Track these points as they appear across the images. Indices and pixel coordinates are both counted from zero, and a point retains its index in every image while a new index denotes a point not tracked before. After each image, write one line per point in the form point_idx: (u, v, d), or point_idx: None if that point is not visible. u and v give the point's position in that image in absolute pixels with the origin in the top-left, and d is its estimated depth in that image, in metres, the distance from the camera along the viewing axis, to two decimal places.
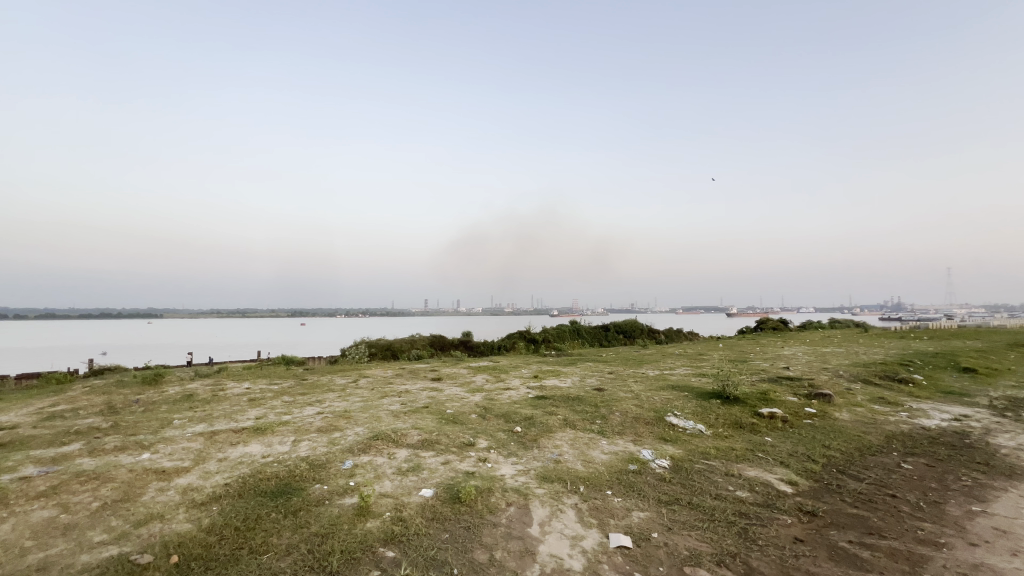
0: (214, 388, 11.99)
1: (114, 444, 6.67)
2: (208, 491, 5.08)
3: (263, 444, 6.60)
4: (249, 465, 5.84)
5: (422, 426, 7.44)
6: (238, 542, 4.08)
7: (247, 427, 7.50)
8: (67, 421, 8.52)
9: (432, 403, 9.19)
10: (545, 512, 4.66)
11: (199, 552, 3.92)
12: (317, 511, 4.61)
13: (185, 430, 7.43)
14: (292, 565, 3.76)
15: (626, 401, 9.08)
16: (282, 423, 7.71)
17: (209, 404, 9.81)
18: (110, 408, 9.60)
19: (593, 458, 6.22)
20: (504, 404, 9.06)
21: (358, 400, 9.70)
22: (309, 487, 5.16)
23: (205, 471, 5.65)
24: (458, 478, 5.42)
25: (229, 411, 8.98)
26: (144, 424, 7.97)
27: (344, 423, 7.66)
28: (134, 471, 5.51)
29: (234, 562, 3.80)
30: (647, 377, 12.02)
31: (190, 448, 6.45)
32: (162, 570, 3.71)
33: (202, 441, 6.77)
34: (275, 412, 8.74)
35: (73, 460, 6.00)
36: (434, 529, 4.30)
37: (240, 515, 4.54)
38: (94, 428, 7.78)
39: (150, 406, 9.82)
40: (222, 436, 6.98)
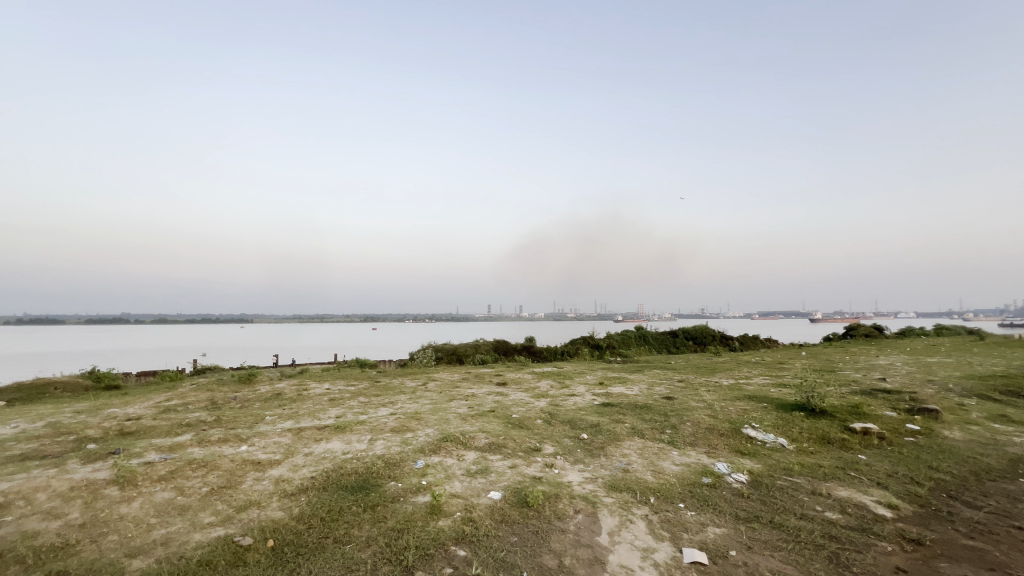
0: (298, 387, 12.99)
1: (218, 436, 7.45)
2: (297, 483, 5.53)
3: (343, 441, 7.07)
4: (331, 460, 6.28)
5: (489, 429, 7.60)
6: (324, 531, 4.40)
7: (329, 425, 8.05)
8: (180, 414, 9.65)
9: (498, 408, 9.34)
10: (614, 522, 4.58)
11: (291, 538, 4.28)
12: (393, 507, 4.86)
13: (276, 426, 8.13)
14: (372, 556, 4.00)
15: (698, 411, 8.71)
16: (359, 422, 8.19)
17: (294, 402, 10.65)
18: (213, 404, 10.74)
19: (664, 469, 6.02)
20: (570, 410, 9.01)
21: (428, 403, 10.09)
22: (385, 484, 5.45)
23: (294, 464, 6.16)
24: (526, 482, 5.48)
25: (312, 409, 9.70)
26: (242, 419, 8.82)
27: (415, 424, 8.00)
28: (235, 461, 6.12)
29: (321, 550, 4.11)
30: (720, 386, 11.42)
31: (281, 442, 7.05)
32: (261, 552, 4.09)
33: (290, 436, 7.38)
34: (352, 411, 9.31)
35: (186, 449, 6.78)
36: (503, 532, 4.38)
37: (325, 506, 4.90)
38: (201, 421, 8.75)
39: (246, 403, 10.85)
40: (308, 432, 7.55)
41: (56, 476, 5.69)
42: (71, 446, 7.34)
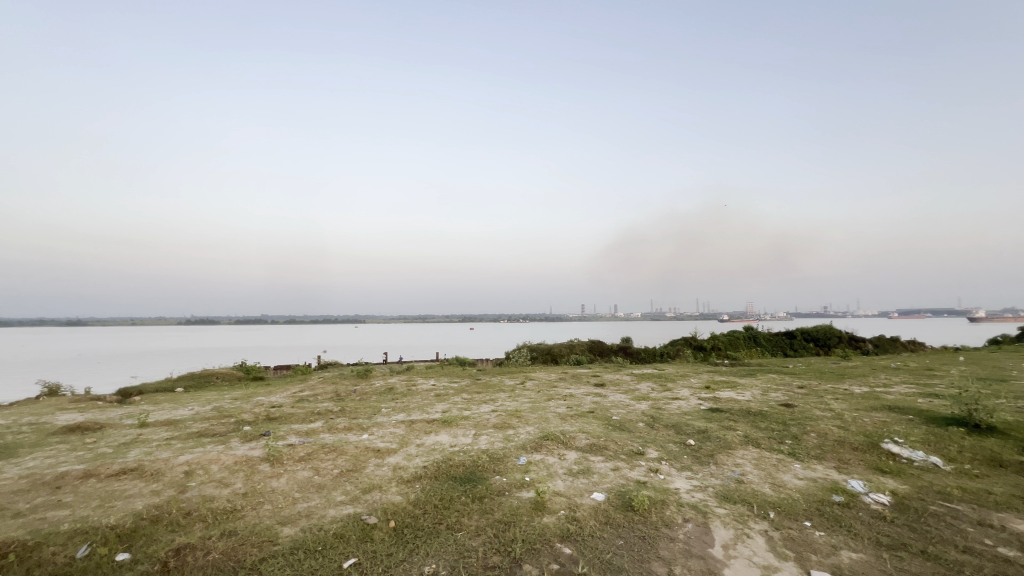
0: (407, 383, 14.05)
1: (344, 425, 8.34)
2: (412, 471, 6.00)
3: (450, 435, 7.50)
4: (440, 452, 6.71)
5: (589, 430, 7.57)
6: (437, 518, 4.73)
7: (437, 419, 8.59)
8: (312, 404, 10.97)
9: (597, 408, 9.24)
10: (729, 535, 4.31)
11: (410, 521, 4.66)
12: (499, 500, 5.07)
13: (391, 418, 8.88)
14: (482, 544, 4.22)
15: (825, 421, 7.81)
16: (464, 418, 8.63)
17: (405, 396, 11.52)
18: (337, 396, 12.03)
19: (784, 482, 5.52)
20: (673, 415, 8.62)
21: (527, 401, 10.30)
22: (491, 477, 5.70)
23: (408, 453, 6.68)
24: (629, 486, 5.36)
25: (421, 404, 10.43)
26: (362, 411, 9.77)
27: (516, 421, 8.23)
28: (359, 448, 6.81)
29: (436, 534, 4.43)
30: (851, 394, 10.13)
31: (396, 433, 7.69)
32: (384, 531, 4.52)
33: (404, 427, 8.02)
34: (457, 407, 9.84)
35: (319, 435, 7.69)
36: (608, 534, 4.34)
37: (437, 494, 5.25)
38: (329, 411, 9.87)
39: (363, 395, 11.99)
40: (419, 425, 8.14)
41: (224, 451, 6.81)
42: (232, 427, 8.72)
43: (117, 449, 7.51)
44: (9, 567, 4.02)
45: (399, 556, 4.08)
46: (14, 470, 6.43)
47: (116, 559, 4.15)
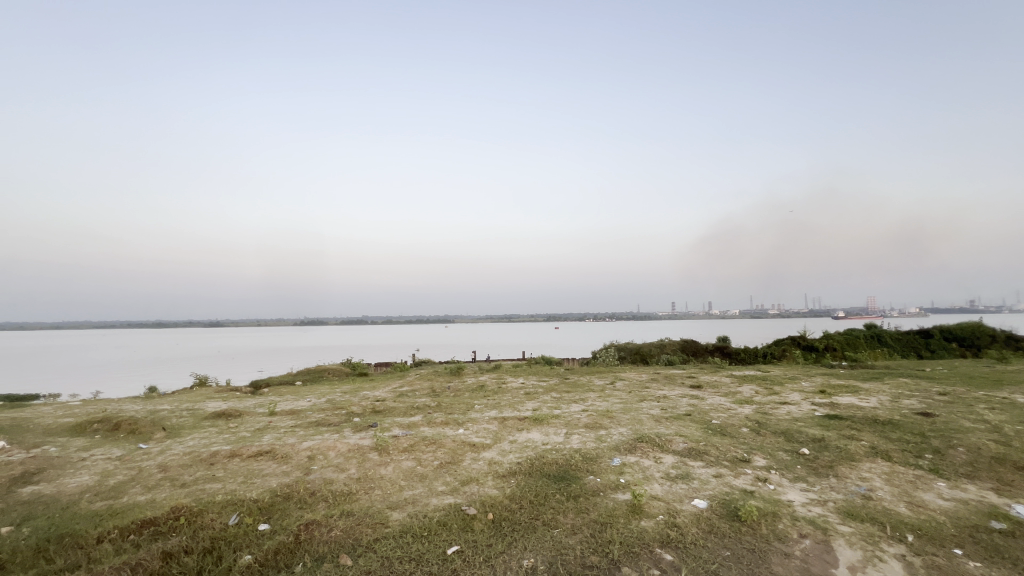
0: (497, 380, 14.45)
1: (441, 419, 8.80)
2: (507, 466, 6.17)
3: (542, 433, 7.59)
4: (533, 449, 6.82)
5: (686, 433, 7.22)
6: (533, 513, 4.83)
7: (528, 416, 8.73)
8: (411, 399, 11.73)
9: (695, 411, 8.78)
10: (856, 556, 3.87)
11: (507, 515, 4.80)
12: (594, 500, 5.04)
13: (484, 414, 9.20)
14: (579, 543, 4.22)
15: (977, 434, 6.68)
16: (554, 416, 8.68)
17: (496, 394, 11.86)
18: (433, 392, 12.72)
19: (925, 502, 4.82)
20: (783, 421, 7.91)
21: (618, 401, 10.09)
22: (585, 477, 5.67)
23: (502, 449, 6.88)
24: (735, 495, 5.03)
25: (512, 401, 10.66)
26: (457, 406, 10.24)
27: (608, 421, 8.10)
28: (456, 442, 7.14)
29: (532, 529, 4.51)
30: (1012, 403, 8.54)
31: (490, 429, 7.95)
32: (483, 522, 4.71)
33: (497, 424, 8.25)
34: (547, 405, 9.91)
35: (419, 428, 8.20)
36: (713, 543, 4.12)
37: (533, 491, 5.35)
38: (427, 406, 10.47)
39: (457, 392, 12.56)
40: (511, 422, 8.34)
41: (339, 439, 7.54)
42: (344, 417, 9.60)
43: (254, 433, 8.64)
44: (181, 528, 4.83)
45: (499, 547, 4.23)
46: (180, 448, 7.68)
47: (259, 529, 4.78)
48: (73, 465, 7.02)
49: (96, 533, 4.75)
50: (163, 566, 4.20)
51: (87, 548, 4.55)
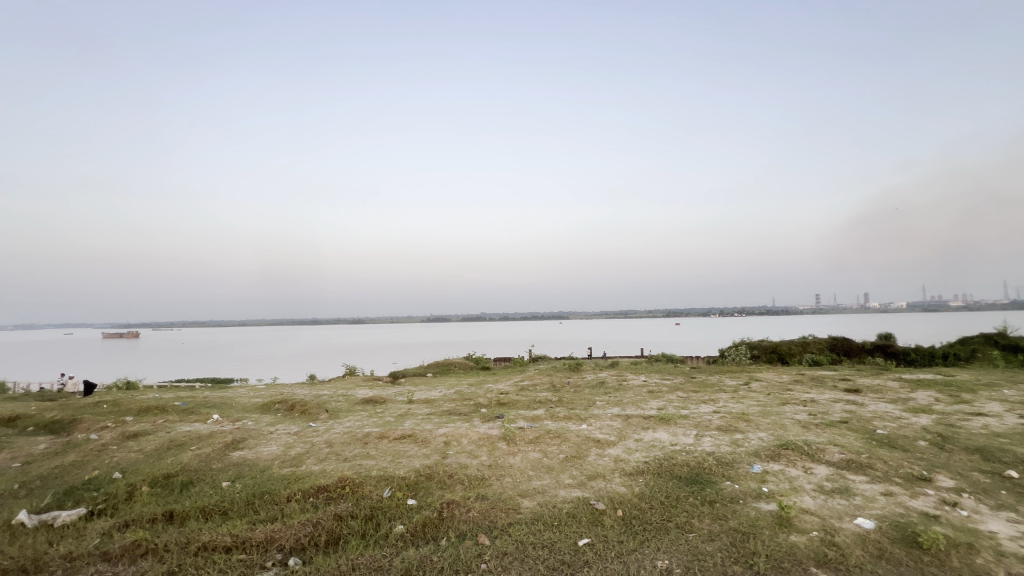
0: (617, 378, 14.22)
1: (564, 414, 8.93)
2: (634, 465, 6.05)
3: (669, 433, 7.29)
4: (661, 449, 6.58)
5: (843, 443, 6.36)
6: (665, 514, 4.67)
7: (653, 415, 8.44)
8: (533, 393, 12.10)
9: (853, 419, 7.68)
10: None
11: (637, 513, 4.73)
12: (732, 508, 4.71)
13: (606, 411, 9.11)
14: (718, 551, 4.00)
15: None
16: (682, 416, 8.26)
17: (617, 391, 11.67)
18: (552, 387, 12.98)
19: None
20: (977, 435, 6.54)
21: (755, 404, 9.24)
22: (721, 482, 5.32)
23: (628, 447, 6.76)
24: (912, 518, 4.30)
25: (635, 399, 10.39)
26: (578, 402, 10.30)
27: (744, 425, 7.48)
28: (580, 437, 7.19)
29: (665, 531, 4.39)
30: None
31: (613, 426, 7.86)
32: (613, 518, 4.70)
33: (620, 421, 8.13)
34: (673, 405, 9.46)
35: (543, 421, 8.42)
36: (885, 571, 3.60)
37: (663, 491, 5.19)
38: (548, 400, 10.71)
39: (577, 387, 12.63)
40: (635, 420, 8.14)
41: (470, 428, 8.08)
42: (473, 408, 10.27)
43: (397, 418, 9.67)
44: (347, 495, 5.63)
45: (631, 545, 4.19)
46: (340, 428, 8.93)
47: (408, 503, 5.37)
48: (264, 437, 8.58)
49: (286, 493, 5.77)
50: (336, 526, 4.95)
51: (280, 505, 5.55)
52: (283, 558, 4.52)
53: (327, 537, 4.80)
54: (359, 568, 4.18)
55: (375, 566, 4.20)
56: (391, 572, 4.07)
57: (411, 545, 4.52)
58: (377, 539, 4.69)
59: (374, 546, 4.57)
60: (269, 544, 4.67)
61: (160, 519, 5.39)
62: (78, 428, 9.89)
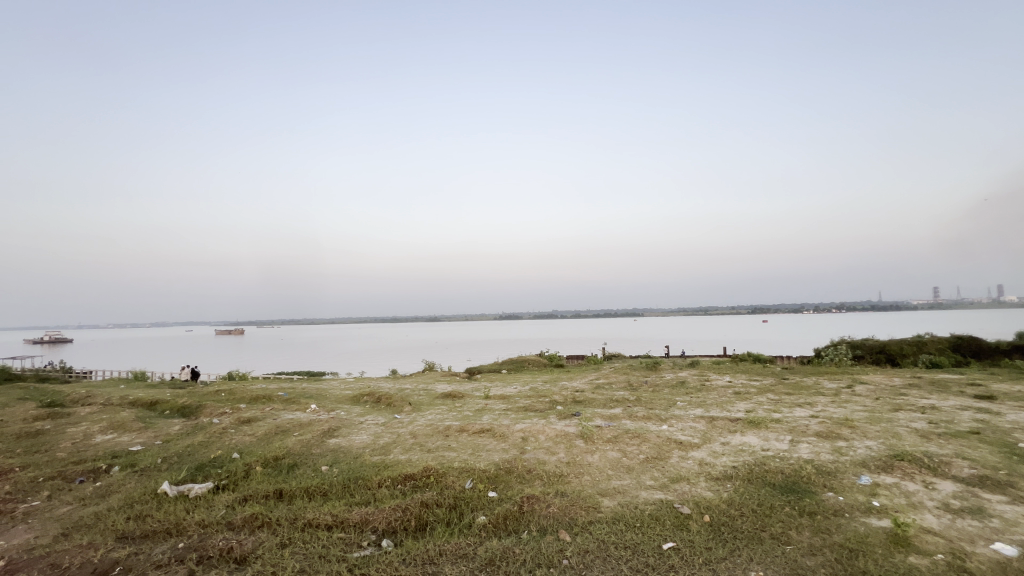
0: (700, 377, 13.54)
1: (642, 413, 8.69)
2: (721, 469, 5.74)
3: (760, 437, 6.83)
4: (751, 454, 6.18)
5: (973, 456, 5.57)
6: (758, 523, 4.40)
7: (741, 418, 7.94)
8: (609, 391, 11.90)
9: (987, 430, 6.68)
10: None
11: (726, 520, 4.50)
12: (836, 521, 4.31)
13: (688, 412, 8.72)
14: (820, 566, 3.70)
15: None
16: (775, 420, 7.69)
17: (700, 391, 11.12)
18: (629, 386, 12.66)
19: None
20: None
21: (861, 409, 8.36)
22: (822, 493, 4.89)
23: (714, 450, 6.43)
24: None
25: (719, 400, 9.85)
26: (657, 402, 9.95)
27: (848, 431, 6.80)
28: (661, 437, 6.96)
29: (758, 541, 4.13)
30: None
31: (697, 428, 7.52)
32: (699, 523, 4.51)
33: (704, 423, 7.74)
34: (764, 408, 8.83)
35: (621, 420, 8.26)
36: None
37: (755, 499, 4.88)
38: (626, 399, 10.47)
39: (656, 387, 12.21)
40: (721, 422, 7.72)
41: (546, 424, 8.13)
42: (549, 405, 10.31)
43: (476, 413, 9.97)
44: (432, 484, 5.92)
45: (720, 553, 3.99)
46: (423, 420, 9.39)
47: (489, 495, 5.53)
48: (356, 426, 9.26)
49: (378, 479, 6.19)
50: (423, 513, 5.22)
51: (373, 490, 5.98)
52: (377, 539, 4.86)
53: (415, 522, 5.09)
54: (446, 553, 4.39)
55: (460, 553, 4.38)
56: (476, 561, 4.22)
57: (493, 536, 4.66)
58: (461, 528, 4.89)
59: (459, 534, 4.76)
60: (364, 526, 5.05)
61: (272, 496, 6.03)
62: (203, 413, 11.33)
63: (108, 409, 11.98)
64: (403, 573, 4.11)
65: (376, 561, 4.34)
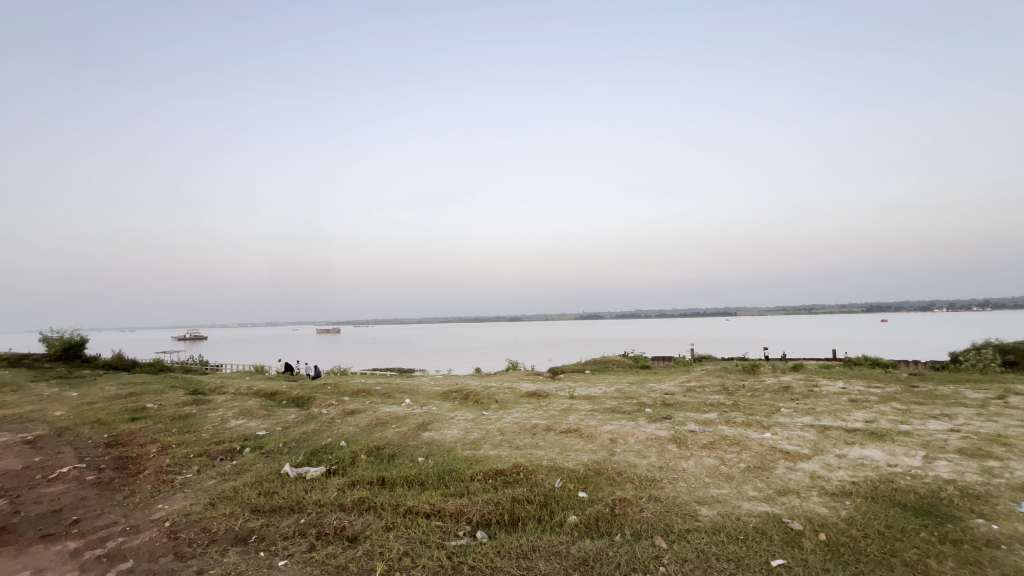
0: (807, 382, 12.33)
1: (741, 419, 8.12)
2: (837, 484, 5.19)
3: (884, 452, 6.07)
4: (873, 470, 5.52)
5: None
6: (887, 547, 3.93)
7: (860, 428, 7.10)
8: (701, 395, 11.28)
9: None
10: None
11: (846, 540, 4.08)
12: (989, 553, 3.71)
13: (795, 419, 7.99)
14: None
15: None
16: (903, 433, 6.78)
17: (807, 397, 10.13)
18: (724, 389, 11.89)
19: None
20: None
21: (1019, 424, 7.09)
22: (969, 519, 4.23)
23: (828, 463, 5.84)
24: None
25: (832, 408, 8.89)
26: (758, 407, 9.24)
27: (1000, 450, 5.81)
28: (764, 446, 6.46)
29: (886, 568, 3.69)
30: None
31: (806, 437, 6.87)
32: (813, 541, 4.13)
33: (815, 432, 7.05)
34: (888, 419, 7.82)
35: (717, 425, 7.79)
36: None
37: (880, 519, 4.36)
38: (721, 403, 9.84)
39: (755, 391, 11.34)
40: (835, 432, 6.98)
41: (636, 427, 7.91)
42: (637, 407, 10.02)
43: (562, 412, 9.99)
44: (522, 481, 6.03)
45: None
46: (510, 418, 9.58)
47: (579, 495, 5.52)
48: (447, 421, 9.70)
49: (470, 473, 6.44)
50: (514, 508, 5.33)
51: (466, 482, 6.24)
52: (472, 530, 5.06)
53: (508, 517, 5.22)
54: (539, 550, 4.46)
55: (553, 551, 4.42)
56: (569, 559, 4.24)
57: (585, 536, 4.65)
58: (553, 526, 4.92)
59: (551, 532, 4.81)
60: (459, 516, 5.29)
61: (376, 483, 6.52)
62: (314, 403, 12.55)
63: (238, 398, 13.73)
64: (499, 566, 4.23)
65: (473, 551, 4.53)
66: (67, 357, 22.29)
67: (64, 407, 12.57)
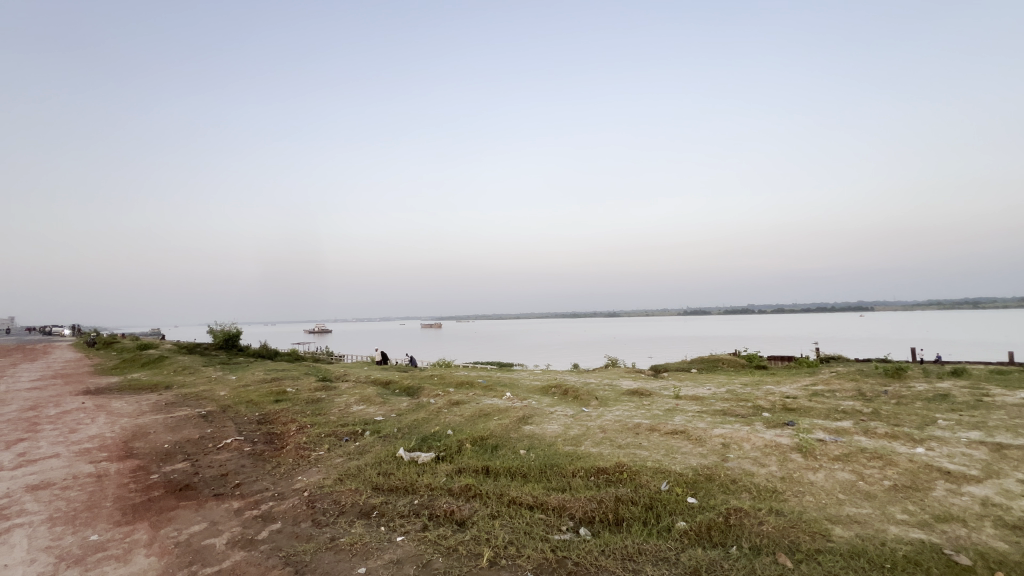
0: (973, 390, 10.32)
1: (884, 430, 7.04)
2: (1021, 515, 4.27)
3: None
4: None
5: None
6: None
7: None
8: (831, 400, 10.01)
9: None
10: None
11: None
12: None
13: (958, 434, 6.73)
14: None
15: None
16: None
17: (973, 408, 8.48)
18: (860, 395, 10.42)
19: None
20: None
21: None
22: None
23: (1006, 489, 4.82)
24: None
25: (1012, 423, 7.33)
26: (906, 417, 7.94)
27: None
28: (915, 463, 5.53)
29: None
30: None
31: (973, 456, 5.75)
32: None
33: (986, 451, 5.87)
34: None
35: (852, 435, 6.86)
36: None
37: None
38: (857, 411, 8.63)
39: (900, 398, 9.79)
40: (1015, 452, 5.74)
41: (751, 432, 7.26)
42: (752, 410, 9.20)
43: (666, 412, 9.52)
44: (625, 480, 5.87)
45: None
46: (611, 416, 9.36)
47: (688, 501, 5.22)
48: (547, 416, 9.77)
49: (572, 468, 6.42)
50: (617, 508, 5.21)
51: (567, 477, 6.24)
52: (575, 526, 5.05)
53: (611, 516, 5.12)
54: (645, 553, 4.30)
55: (661, 556, 4.24)
56: (679, 567, 4.04)
57: (696, 545, 4.39)
58: (659, 530, 4.72)
59: (658, 536, 4.61)
60: (562, 510, 5.31)
61: (481, 471, 6.80)
62: (424, 393, 13.47)
63: (359, 385, 15.21)
64: (604, 565, 4.17)
65: (577, 547, 4.52)
66: (228, 346, 26.49)
67: (227, 388, 14.97)
